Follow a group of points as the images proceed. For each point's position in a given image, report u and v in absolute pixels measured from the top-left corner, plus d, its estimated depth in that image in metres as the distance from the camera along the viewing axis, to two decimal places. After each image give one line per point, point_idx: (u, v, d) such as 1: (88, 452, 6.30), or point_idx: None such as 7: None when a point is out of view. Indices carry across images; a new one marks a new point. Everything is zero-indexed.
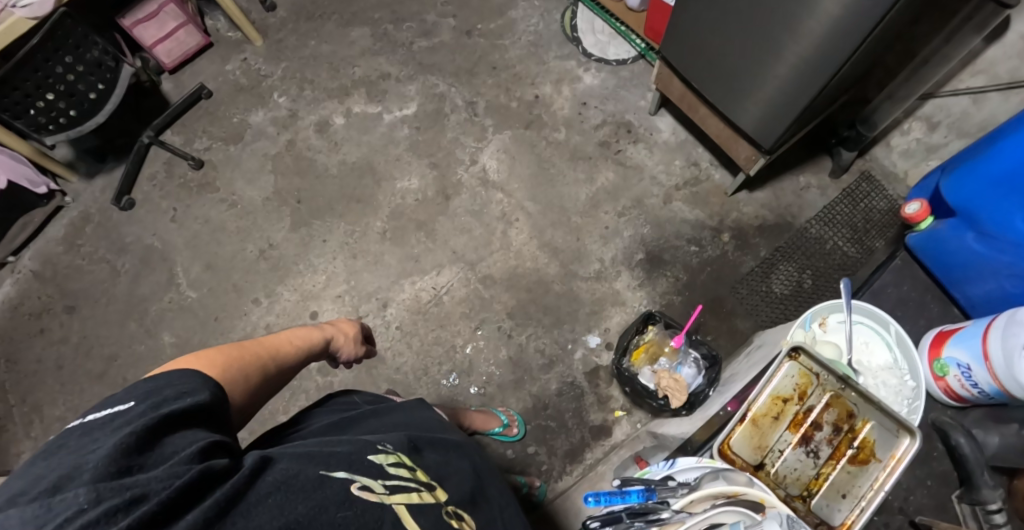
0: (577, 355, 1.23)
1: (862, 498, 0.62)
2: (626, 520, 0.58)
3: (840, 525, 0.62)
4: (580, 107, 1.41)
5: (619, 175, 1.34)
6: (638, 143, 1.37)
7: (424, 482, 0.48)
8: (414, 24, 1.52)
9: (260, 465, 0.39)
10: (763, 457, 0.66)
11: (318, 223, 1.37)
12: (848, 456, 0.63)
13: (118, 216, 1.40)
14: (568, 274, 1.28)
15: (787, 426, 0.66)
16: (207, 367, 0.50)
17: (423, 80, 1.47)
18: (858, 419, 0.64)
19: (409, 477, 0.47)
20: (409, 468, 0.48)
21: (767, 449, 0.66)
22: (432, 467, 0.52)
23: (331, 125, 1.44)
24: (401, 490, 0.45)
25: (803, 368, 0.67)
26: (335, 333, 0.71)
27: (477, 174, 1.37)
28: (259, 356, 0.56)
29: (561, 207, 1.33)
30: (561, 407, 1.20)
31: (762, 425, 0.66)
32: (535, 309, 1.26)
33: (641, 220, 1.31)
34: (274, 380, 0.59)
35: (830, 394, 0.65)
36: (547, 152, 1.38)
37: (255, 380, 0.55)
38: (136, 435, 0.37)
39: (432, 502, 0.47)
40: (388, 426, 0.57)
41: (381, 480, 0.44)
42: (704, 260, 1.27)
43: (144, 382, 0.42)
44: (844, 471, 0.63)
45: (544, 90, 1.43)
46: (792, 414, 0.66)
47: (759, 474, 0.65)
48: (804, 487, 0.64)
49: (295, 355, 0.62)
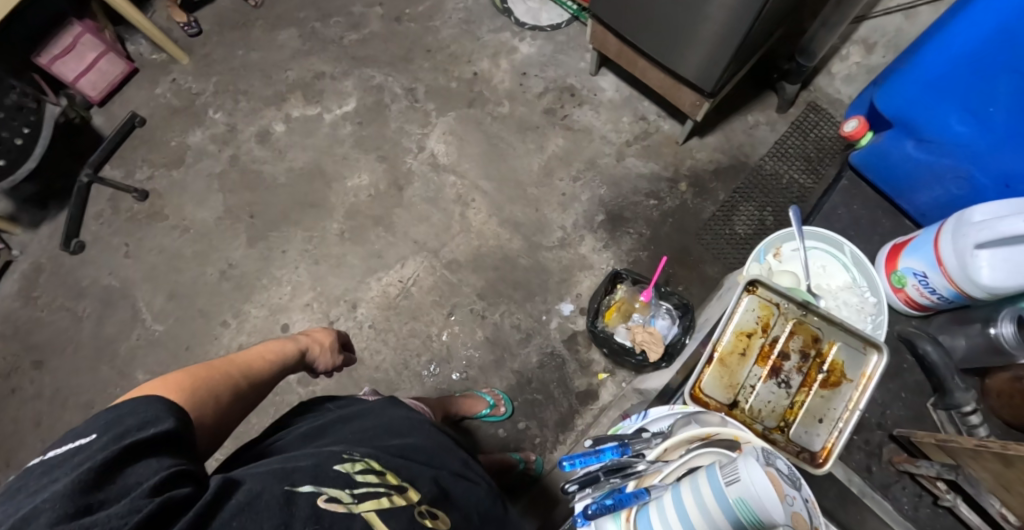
0: (553, 325, 1.23)
1: (839, 420, 0.64)
2: (604, 478, 0.60)
3: (820, 449, 0.64)
4: (520, 78, 1.39)
5: (569, 139, 1.33)
6: (583, 105, 1.35)
7: (395, 484, 0.50)
8: (341, 18, 1.48)
9: (225, 487, 0.42)
10: (738, 396, 0.66)
11: (275, 236, 1.34)
12: (820, 380, 0.65)
13: (70, 261, 1.36)
14: (532, 247, 1.27)
15: (755, 360, 0.66)
16: (174, 391, 0.52)
17: (359, 73, 1.44)
18: (824, 342, 0.66)
19: (377, 482, 0.49)
20: (378, 472, 0.50)
21: (739, 387, 0.66)
22: (395, 460, 0.53)
23: (272, 133, 1.41)
24: (370, 495, 0.47)
25: (763, 300, 0.68)
26: (310, 344, 0.74)
27: (426, 160, 1.36)
28: (229, 374, 0.58)
29: (516, 180, 1.32)
30: (545, 379, 1.20)
31: (730, 363, 0.67)
32: (505, 286, 1.25)
33: (597, 181, 1.30)
34: (250, 394, 0.61)
35: (792, 322, 0.67)
36: (494, 127, 1.36)
37: (227, 398, 0.57)
38: (93, 471, 0.39)
39: (403, 504, 0.48)
40: (356, 433, 0.58)
41: (348, 489, 0.46)
42: (665, 211, 1.27)
43: (106, 411, 0.43)
44: (818, 396, 0.65)
45: (481, 66, 1.41)
46: (758, 348, 0.67)
47: (734, 413, 0.66)
48: (781, 418, 0.65)
49: (269, 369, 0.64)
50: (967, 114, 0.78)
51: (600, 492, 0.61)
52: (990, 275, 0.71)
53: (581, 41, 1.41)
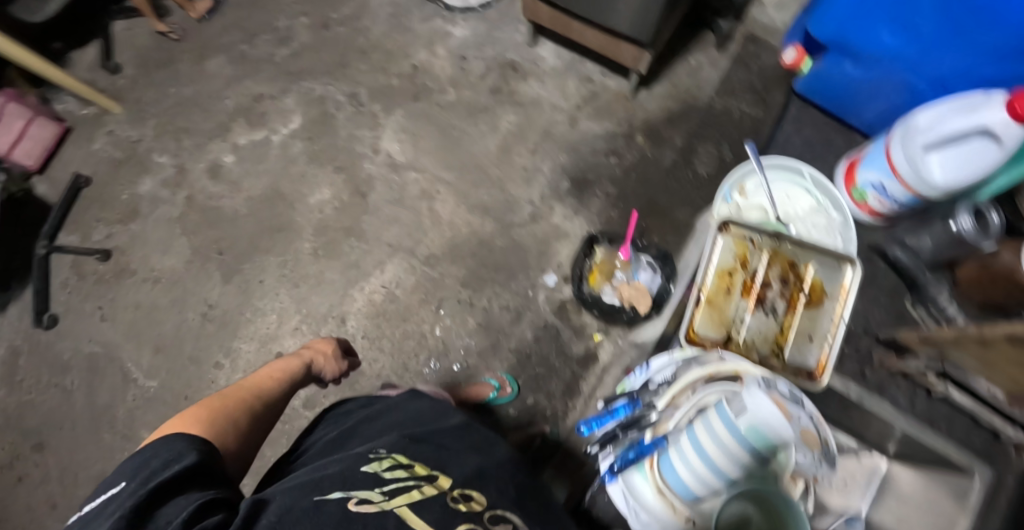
0: (541, 298, 1.24)
1: (828, 334, 0.73)
2: (622, 434, 0.66)
3: (816, 363, 0.72)
4: (460, 62, 1.38)
5: (520, 114, 1.34)
6: (527, 78, 1.35)
7: (426, 476, 0.52)
8: (268, 35, 1.45)
9: (255, 507, 0.46)
10: (726, 331, 0.71)
11: (249, 268, 1.33)
12: (803, 300, 0.72)
13: (46, 336, 1.33)
14: (505, 227, 1.28)
15: (740, 295, 0.72)
16: (198, 420, 0.60)
17: (298, 88, 1.41)
18: (800, 266, 0.73)
19: (406, 478, 0.51)
20: (407, 469, 0.52)
21: (731, 322, 0.72)
22: (418, 450, 0.57)
23: (223, 165, 1.39)
24: (401, 491, 0.49)
25: (737, 238, 0.73)
26: (314, 356, 0.87)
27: (384, 162, 1.35)
28: (244, 396, 0.69)
29: (476, 165, 1.32)
30: (544, 352, 1.22)
31: (719, 302, 0.72)
32: (487, 270, 1.27)
33: (556, 150, 1.31)
34: (268, 409, 0.71)
35: (768, 253, 0.73)
36: (444, 116, 1.36)
37: (247, 416, 0.66)
38: (125, 517, 0.44)
39: (435, 493, 0.50)
40: (389, 430, 0.62)
41: (378, 489, 0.49)
42: (627, 167, 1.28)
43: (136, 455, 0.51)
44: (803, 315, 0.72)
45: (419, 57, 1.40)
46: (741, 283, 0.72)
47: (732, 347, 0.71)
48: (773, 344, 0.72)
49: (280, 384, 0.75)
50: (898, 27, 0.80)
51: (623, 449, 0.66)
52: (941, 174, 0.75)
53: (513, 14, 1.40)
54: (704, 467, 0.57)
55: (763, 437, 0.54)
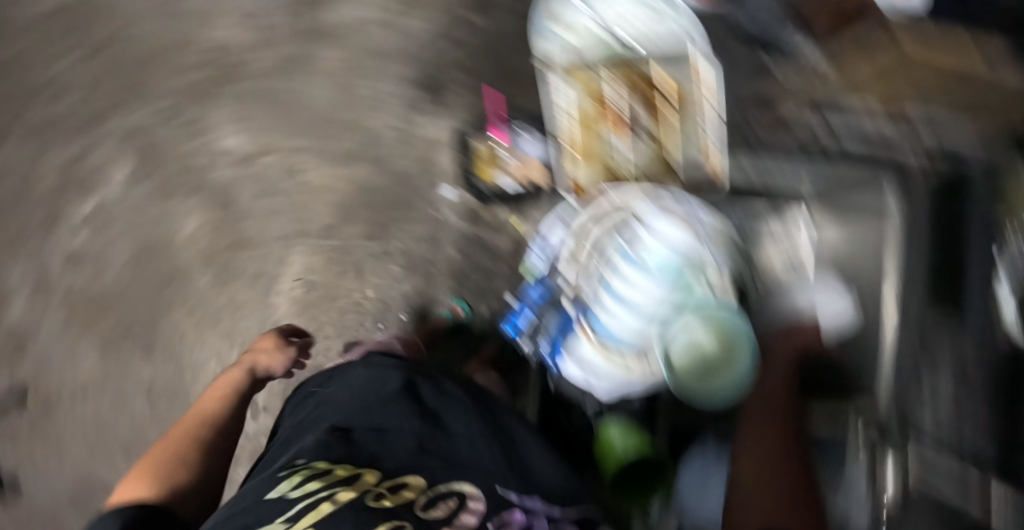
0: (447, 215, 1.20)
1: (705, 129, 0.90)
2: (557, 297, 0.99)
3: (705, 156, 0.92)
4: (246, 17, 1.20)
5: (337, 45, 1.20)
6: (325, 1, 1.18)
7: (347, 479, 0.54)
8: (28, 87, 1.22)
9: None
10: (607, 168, 0.98)
11: (163, 331, 1.28)
12: (667, 107, 0.89)
13: (18, 491, 1.31)
14: (380, 166, 1.22)
15: (610, 129, 0.94)
16: (146, 471, 0.75)
17: (98, 132, 1.23)
18: (649, 72, 0.87)
19: (318, 489, 0.53)
20: (325, 479, 0.54)
21: (609, 159, 0.97)
22: (371, 443, 0.62)
23: (75, 252, 1.26)
24: (310, 510, 0.51)
25: (582, 79, 0.92)
26: (253, 360, 0.96)
27: (230, 163, 1.24)
28: (191, 427, 0.83)
29: (320, 120, 1.23)
30: (475, 263, 1.20)
31: (588, 143, 0.97)
32: (385, 215, 1.22)
33: (390, 64, 1.19)
34: (214, 429, 0.84)
35: (615, 77, 0.89)
36: (263, 85, 1.22)
37: (193, 448, 0.79)
38: None
39: (349, 497, 0.52)
40: (360, 413, 0.66)
41: (283, 519, 0.51)
42: (471, 49, 1.14)
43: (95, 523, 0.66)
44: (675, 118, 0.90)
45: (201, 33, 1.21)
46: (606, 118, 0.93)
47: (617, 179, 0.98)
48: (661, 157, 0.94)
49: (220, 403, 0.88)
50: None
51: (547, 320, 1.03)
52: None
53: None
54: (627, 309, 0.84)
55: (671, 269, 0.83)
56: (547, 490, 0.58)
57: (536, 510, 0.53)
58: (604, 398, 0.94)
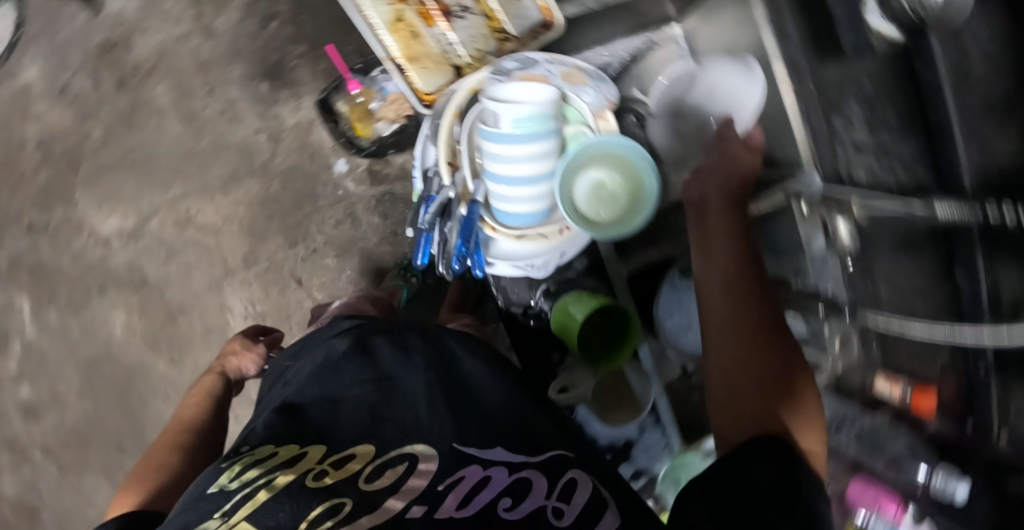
0: (352, 187, 1.17)
1: None
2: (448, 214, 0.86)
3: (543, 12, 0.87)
4: (67, 94, 1.19)
5: (163, 76, 1.18)
6: (130, 42, 1.18)
7: (287, 464, 0.50)
8: None
9: None
10: (448, 67, 0.89)
11: (150, 428, 1.25)
12: None
13: None
14: (265, 173, 1.18)
15: (429, 25, 0.88)
16: (132, 481, 0.69)
17: None
18: None
19: (256, 478, 0.48)
20: (266, 466, 0.50)
21: (445, 54, 0.89)
22: (325, 416, 0.56)
23: (29, 392, 1.25)
24: (246, 500, 0.46)
25: None
26: (225, 362, 0.90)
27: (124, 239, 1.21)
28: (173, 432, 0.77)
29: (186, 157, 1.19)
30: (401, 218, 1.17)
31: (415, 47, 0.88)
32: (294, 216, 1.18)
33: (222, 71, 1.17)
34: (199, 429, 0.78)
35: None
36: (116, 150, 1.20)
37: (179, 450, 0.73)
38: None
39: (288, 480, 0.48)
40: (311, 385, 0.60)
41: (221, 512, 0.46)
42: (286, 17, 1.14)
43: None
44: None
45: (35, 130, 1.20)
46: (422, 16, 0.88)
47: (464, 71, 0.90)
48: (498, 34, 0.89)
49: (196, 407, 0.82)
50: None
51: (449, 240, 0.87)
52: None
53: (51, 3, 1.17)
54: (524, 182, 0.78)
55: (535, 116, 0.76)
56: (518, 434, 0.57)
57: (493, 460, 0.52)
58: (541, 276, 0.87)
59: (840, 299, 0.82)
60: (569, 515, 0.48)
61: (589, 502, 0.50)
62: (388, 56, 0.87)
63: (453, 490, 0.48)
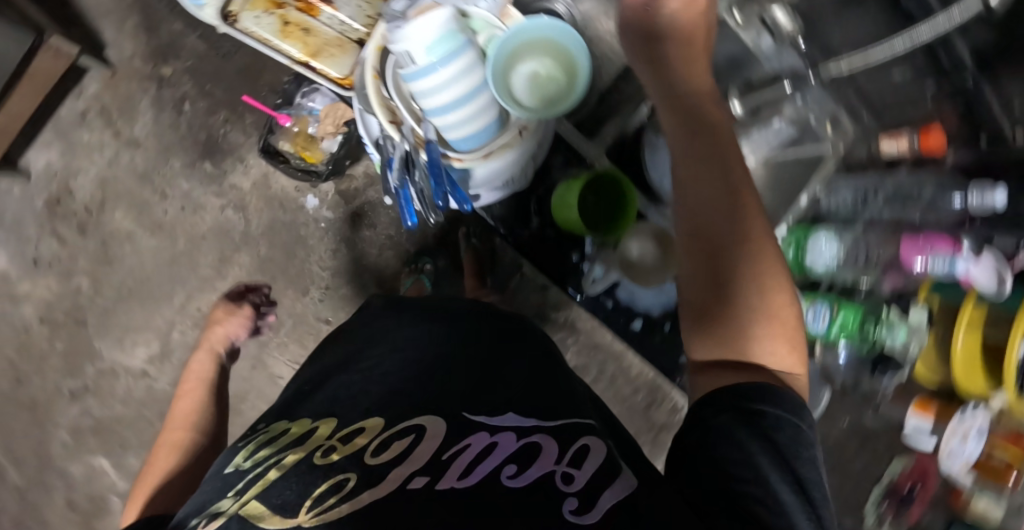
0: (330, 215, 1.18)
1: None
2: (416, 164, 0.75)
3: None
4: (42, 261, 1.22)
5: (116, 202, 1.20)
6: (72, 188, 1.20)
7: (298, 444, 0.49)
8: None
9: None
10: (349, 44, 0.88)
11: None
12: None
13: None
14: (248, 242, 1.20)
15: (315, 14, 0.88)
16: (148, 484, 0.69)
17: (58, 447, 1.26)
18: None
19: (267, 459, 0.48)
20: (279, 446, 0.49)
21: (342, 34, 0.88)
22: (353, 388, 0.56)
23: None
24: (255, 481, 0.45)
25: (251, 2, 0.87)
26: (212, 344, 0.92)
27: (157, 363, 1.24)
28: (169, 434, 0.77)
29: (173, 263, 1.21)
30: (388, 221, 1.18)
31: (311, 38, 0.87)
32: (293, 267, 1.20)
33: (165, 171, 1.20)
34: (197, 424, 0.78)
35: None
36: (109, 289, 1.22)
37: (181, 449, 0.74)
38: None
39: (297, 458, 0.46)
40: (332, 370, 0.61)
41: (235, 491, 0.45)
42: (198, 95, 1.18)
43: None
44: None
45: (31, 307, 1.23)
46: (304, 10, 0.88)
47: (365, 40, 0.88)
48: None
49: (188, 402, 0.82)
50: None
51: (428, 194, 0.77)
52: None
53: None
54: (468, 96, 0.70)
55: (444, 34, 0.67)
56: (536, 401, 0.54)
57: (502, 426, 0.49)
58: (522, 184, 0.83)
59: (799, 68, 0.84)
60: (580, 478, 0.44)
61: (601, 466, 0.45)
62: (288, 56, 0.86)
63: (458, 458, 0.46)
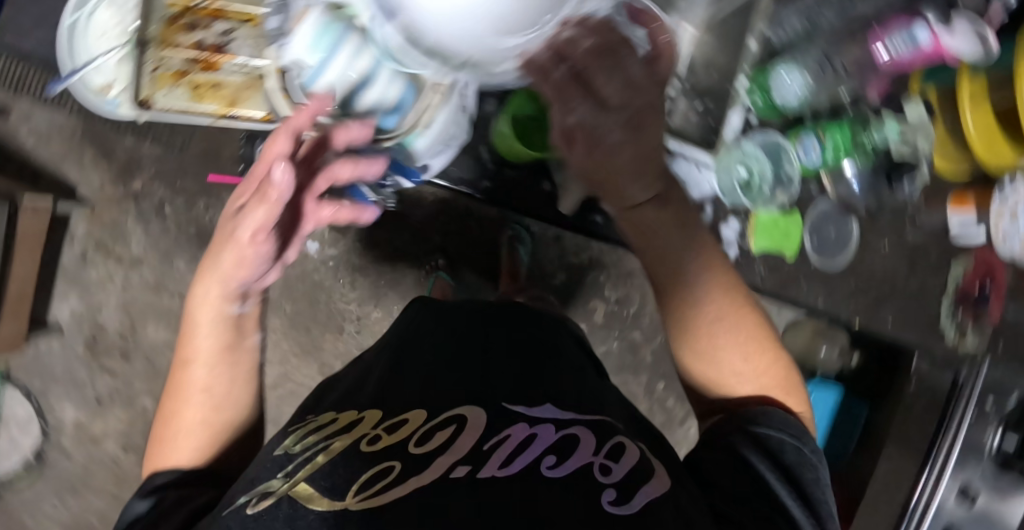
0: (335, 253, 1.21)
1: None
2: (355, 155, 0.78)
3: None
4: (103, 398, 1.28)
5: (145, 319, 1.26)
6: (102, 323, 1.26)
7: (345, 432, 0.51)
8: None
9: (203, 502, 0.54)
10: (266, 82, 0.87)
11: None
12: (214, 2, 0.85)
13: None
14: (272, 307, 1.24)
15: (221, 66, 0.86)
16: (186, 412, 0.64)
17: None
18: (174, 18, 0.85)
19: (316, 444, 0.50)
20: (325, 434, 0.52)
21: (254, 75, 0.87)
22: (410, 378, 0.61)
23: None
24: (303, 465, 0.47)
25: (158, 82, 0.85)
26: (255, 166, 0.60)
27: None
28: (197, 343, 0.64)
29: None
30: (388, 238, 1.21)
31: (229, 92, 0.86)
32: (321, 312, 1.24)
33: (174, 274, 1.25)
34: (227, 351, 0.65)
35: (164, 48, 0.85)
36: None
37: (215, 380, 0.65)
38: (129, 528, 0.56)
39: (344, 443, 0.48)
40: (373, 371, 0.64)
41: (282, 474, 0.46)
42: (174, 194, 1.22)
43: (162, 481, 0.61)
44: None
45: (111, 442, 1.30)
46: (209, 66, 0.86)
47: None
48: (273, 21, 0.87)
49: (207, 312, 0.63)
50: None
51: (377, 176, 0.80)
52: None
53: (29, 354, 1.27)
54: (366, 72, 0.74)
55: (323, 26, 0.72)
56: (567, 396, 0.59)
57: (541, 418, 0.54)
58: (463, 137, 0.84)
59: None
60: (617, 472, 0.48)
61: (634, 468, 0.49)
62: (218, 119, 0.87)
63: (498, 449, 0.48)
